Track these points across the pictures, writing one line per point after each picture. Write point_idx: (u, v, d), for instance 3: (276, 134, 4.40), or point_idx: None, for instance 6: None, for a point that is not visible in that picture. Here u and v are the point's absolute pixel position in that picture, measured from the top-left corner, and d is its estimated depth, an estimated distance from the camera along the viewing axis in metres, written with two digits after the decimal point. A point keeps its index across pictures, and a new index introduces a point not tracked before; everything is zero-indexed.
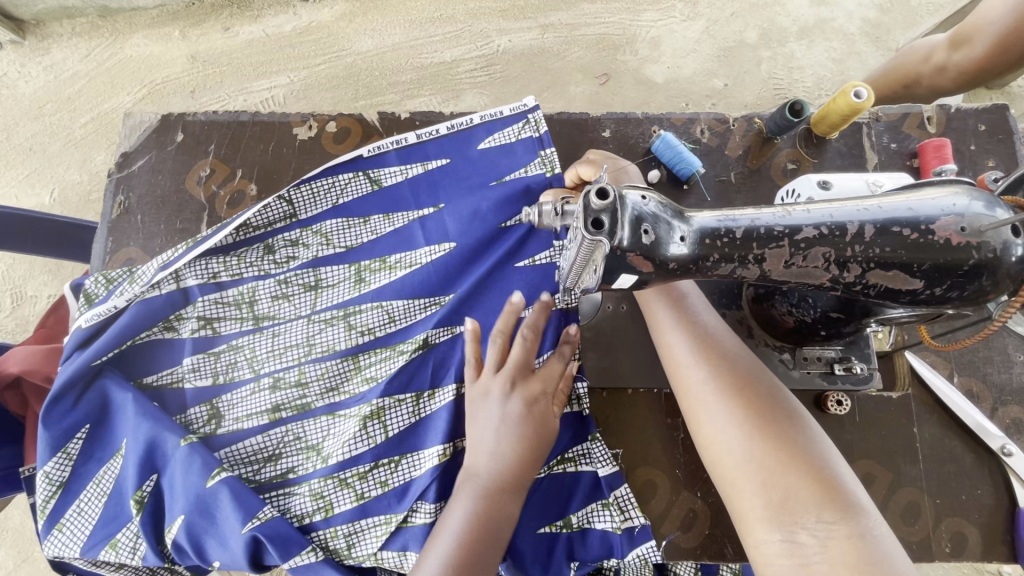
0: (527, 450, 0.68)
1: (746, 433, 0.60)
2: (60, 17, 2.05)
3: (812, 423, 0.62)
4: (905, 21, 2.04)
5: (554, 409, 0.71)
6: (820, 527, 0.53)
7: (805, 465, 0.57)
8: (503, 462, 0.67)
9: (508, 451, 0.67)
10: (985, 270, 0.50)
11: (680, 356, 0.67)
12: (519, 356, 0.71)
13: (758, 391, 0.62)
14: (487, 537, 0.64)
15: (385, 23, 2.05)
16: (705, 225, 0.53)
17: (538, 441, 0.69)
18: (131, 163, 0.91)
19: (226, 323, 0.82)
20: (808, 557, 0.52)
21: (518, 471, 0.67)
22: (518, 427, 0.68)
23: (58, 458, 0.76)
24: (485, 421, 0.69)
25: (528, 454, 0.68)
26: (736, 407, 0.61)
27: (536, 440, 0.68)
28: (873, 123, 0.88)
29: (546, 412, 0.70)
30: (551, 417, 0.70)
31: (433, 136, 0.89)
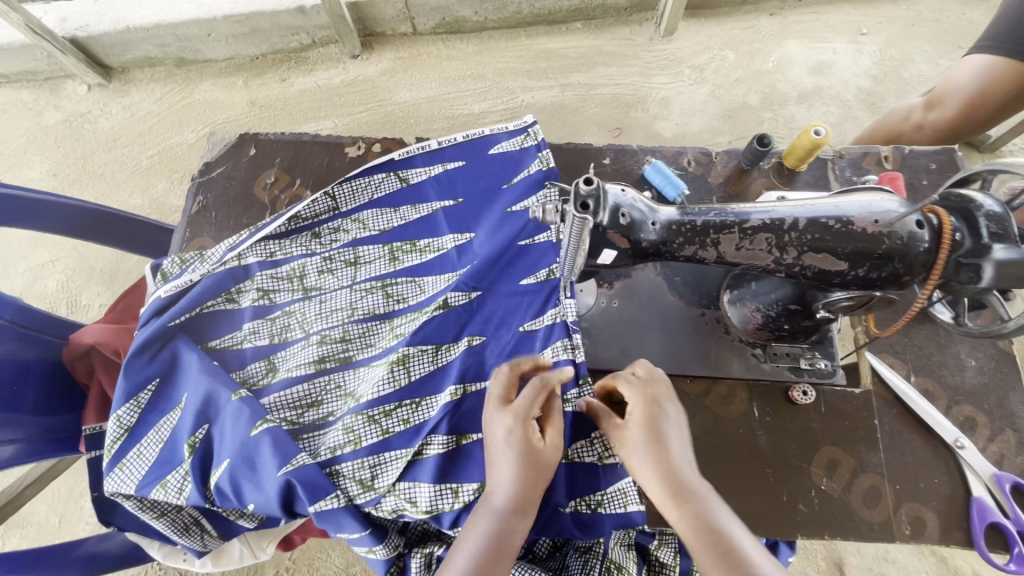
0: (529, 474, 0.70)
1: (666, 505, 0.64)
2: (143, 66, 2.39)
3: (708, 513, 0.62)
4: (897, 90, 2.24)
5: (536, 438, 0.72)
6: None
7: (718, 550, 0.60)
8: (512, 499, 0.70)
9: (518, 485, 0.70)
10: (896, 254, 0.62)
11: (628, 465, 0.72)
12: (499, 390, 0.76)
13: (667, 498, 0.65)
14: (496, 567, 0.66)
15: (422, 79, 2.32)
16: (672, 215, 0.67)
17: (537, 467, 0.71)
18: (211, 171, 1.09)
19: (281, 294, 0.97)
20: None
21: (509, 498, 0.70)
22: (499, 455, 0.71)
23: (130, 405, 0.89)
24: (494, 456, 0.72)
25: (538, 489, 0.71)
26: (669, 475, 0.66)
27: (538, 470, 0.71)
28: (836, 159, 1.03)
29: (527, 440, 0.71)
30: (549, 441, 0.73)
31: (453, 144, 1.06)
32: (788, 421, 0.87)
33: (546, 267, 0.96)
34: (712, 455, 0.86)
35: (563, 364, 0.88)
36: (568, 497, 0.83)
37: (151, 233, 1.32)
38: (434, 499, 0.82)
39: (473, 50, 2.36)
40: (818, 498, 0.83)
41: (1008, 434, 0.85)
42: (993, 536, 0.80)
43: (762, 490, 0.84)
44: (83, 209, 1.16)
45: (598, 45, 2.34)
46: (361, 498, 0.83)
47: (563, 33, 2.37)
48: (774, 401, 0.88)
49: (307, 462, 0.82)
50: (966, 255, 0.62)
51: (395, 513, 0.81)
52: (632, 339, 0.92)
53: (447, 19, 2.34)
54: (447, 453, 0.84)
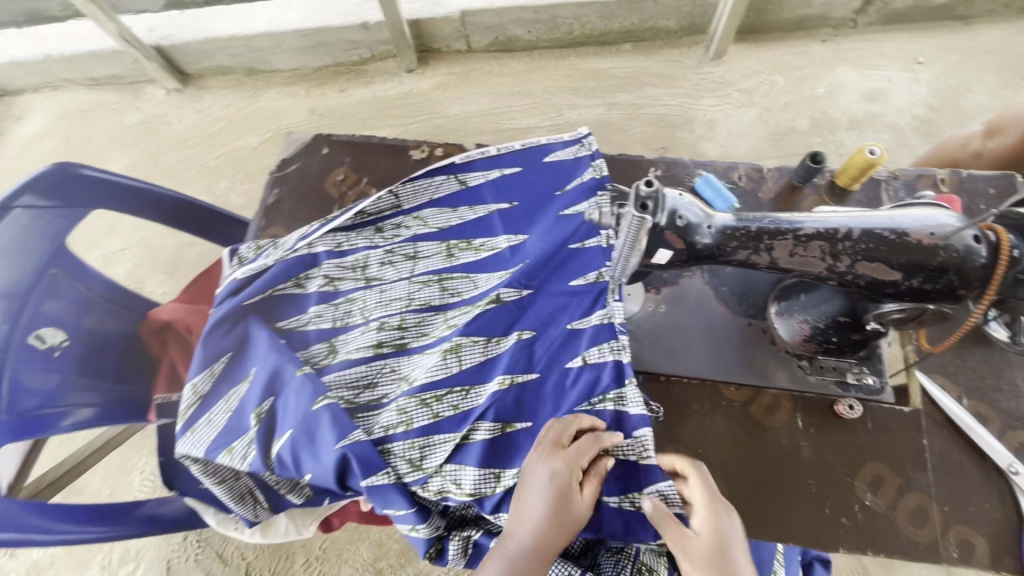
0: (553, 526, 0.76)
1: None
2: (216, 74, 2.58)
3: None
4: (954, 120, 2.20)
5: (576, 491, 0.78)
6: None
7: None
8: (532, 548, 0.76)
9: (542, 536, 0.76)
10: (952, 267, 0.64)
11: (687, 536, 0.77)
12: (553, 439, 0.81)
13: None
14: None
15: (473, 94, 2.42)
16: (728, 220, 0.70)
17: (562, 522, 0.77)
18: (288, 166, 1.19)
19: (345, 282, 1.04)
20: None
21: (537, 543, 0.76)
22: (538, 503, 0.77)
23: (205, 374, 0.97)
24: (528, 503, 0.78)
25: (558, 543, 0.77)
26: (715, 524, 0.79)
27: (562, 527, 0.77)
28: (890, 180, 1.03)
29: (568, 493, 0.78)
30: (579, 499, 0.78)
31: (511, 151, 1.12)
32: (834, 434, 0.87)
33: (596, 270, 0.99)
34: (754, 462, 0.86)
35: (607, 364, 0.90)
36: (616, 491, 0.84)
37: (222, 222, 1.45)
38: (478, 482, 0.86)
39: (523, 68, 2.45)
40: (862, 513, 0.82)
41: None
42: None
43: (804, 501, 0.83)
44: (166, 198, 1.31)
45: (647, 67, 2.39)
46: (410, 476, 0.87)
47: (613, 54, 2.44)
48: (819, 414, 0.88)
49: (362, 438, 0.87)
50: None
51: (440, 493, 0.86)
52: (677, 343, 0.94)
53: (500, 38, 2.44)
54: (491, 441, 0.88)
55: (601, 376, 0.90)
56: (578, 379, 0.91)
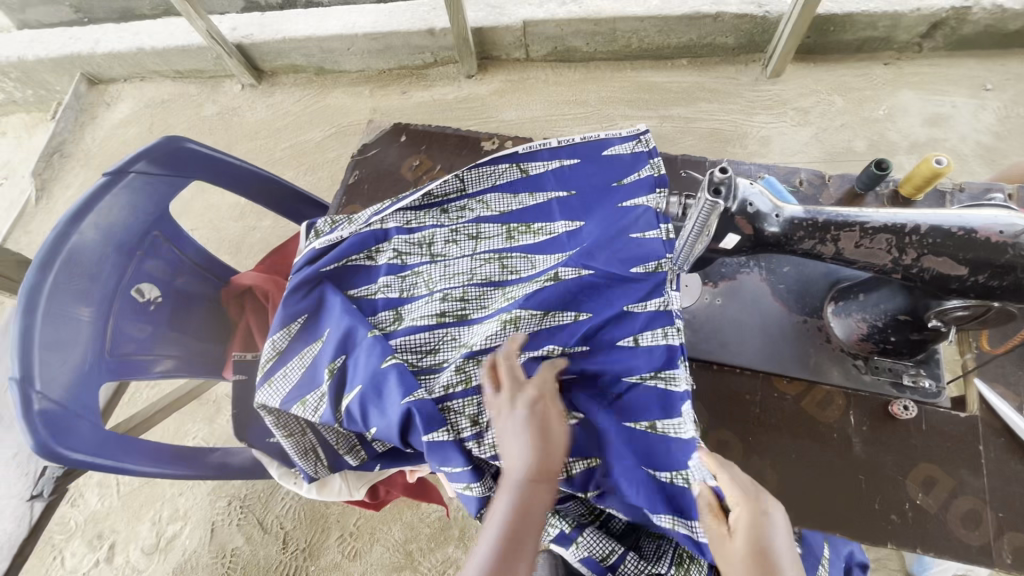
0: (542, 452, 0.82)
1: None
2: (289, 72, 2.76)
3: None
4: (1022, 148, 2.14)
5: (550, 413, 0.86)
6: None
7: None
8: (532, 472, 0.81)
9: (535, 462, 0.82)
10: (1020, 265, 0.66)
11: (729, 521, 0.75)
12: (510, 375, 0.89)
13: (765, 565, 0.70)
14: (525, 532, 0.78)
15: (528, 101, 2.51)
16: (797, 211, 0.74)
17: (546, 446, 0.83)
18: (368, 151, 1.29)
19: (412, 257, 1.12)
20: None
21: (538, 468, 0.82)
22: (523, 431, 0.83)
23: (284, 332, 1.06)
24: (511, 431, 0.84)
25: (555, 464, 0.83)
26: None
27: (546, 449, 0.83)
28: (956, 192, 1.04)
29: (545, 417, 0.85)
30: (550, 421, 0.85)
31: (571, 144, 1.19)
32: (886, 433, 0.88)
33: (654, 260, 1.03)
34: (804, 453, 0.88)
35: (662, 348, 0.95)
36: (652, 465, 0.89)
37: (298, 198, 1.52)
38: None
39: (579, 78, 2.53)
40: (912, 512, 0.83)
41: None
42: None
43: (853, 495, 0.85)
44: (251, 174, 1.40)
45: (702, 82, 2.43)
46: (468, 431, 0.94)
47: (668, 68, 2.49)
48: (872, 413, 0.90)
49: (425, 397, 0.94)
50: None
51: (493, 449, 0.94)
52: (732, 334, 0.97)
53: (559, 49, 2.52)
54: None
55: (653, 357, 0.95)
56: (630, 357, 0.96)
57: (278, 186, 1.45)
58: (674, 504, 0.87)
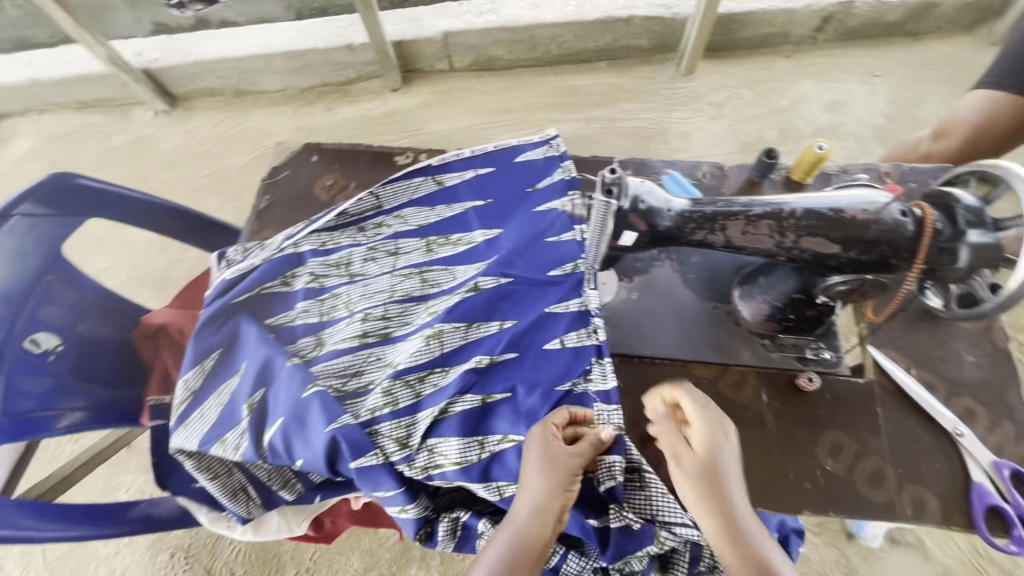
0: (550, 476, 0.76)
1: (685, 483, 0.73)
2: (204, 95, 2.64)
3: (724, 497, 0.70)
4: (911, 128, 2.34)
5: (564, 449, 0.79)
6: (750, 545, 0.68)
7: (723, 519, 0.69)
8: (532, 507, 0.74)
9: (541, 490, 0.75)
10: (883, 239, 0.71)
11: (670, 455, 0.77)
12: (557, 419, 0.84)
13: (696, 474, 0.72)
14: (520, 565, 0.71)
15: (456, 111, 2.51)
16: (686, 205, 0.78)
17: (557, 470, 0.77)
18: (278, 174, 1.25)
19: (330, 279, 1.09)
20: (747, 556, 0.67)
21: (541, 504, 0.75)
22: (537, 467, 0.77)
23: (196, 370, 1.00)
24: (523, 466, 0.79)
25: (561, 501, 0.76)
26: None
27: (557, 480, 0.76)
28: (840, 174, 1.13)
29: (557, 453, 0.78)
30: (567, 452, 0.79)
31: (484, 152, 1.19)
32: (795, 406, 0.93)
33: (571, 261, 1.06)
34: None
35: (586, 347, 0.97)
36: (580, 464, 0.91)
37: (211, 227, 1.46)
38: (462, 451, 0.91)
39: (504, 86, 2.56)
40: (823, 477, 0.88)
41: (1007, 425, 0.90)
42: (994, 522, 0.84)
43: (770, 469, 0.89)
44: (157, 207, 1.33)
45: (622, 83, 2.51)
46: (396, 454, 0.91)
47: (589, 71, 2.56)
48: (782, 387, 0.95)
49: (351, 422, 0.92)
50: (946, 241, 0.70)
51: (426, 471, 0.90)
52: (649, 326, 1.00)
53: (481, 57, 2.54)
54: (474, 408, 0.94)
55: (579, 358, 0.96)
56: (556, 359, 0.97)
57: (188, 216, 1.39)
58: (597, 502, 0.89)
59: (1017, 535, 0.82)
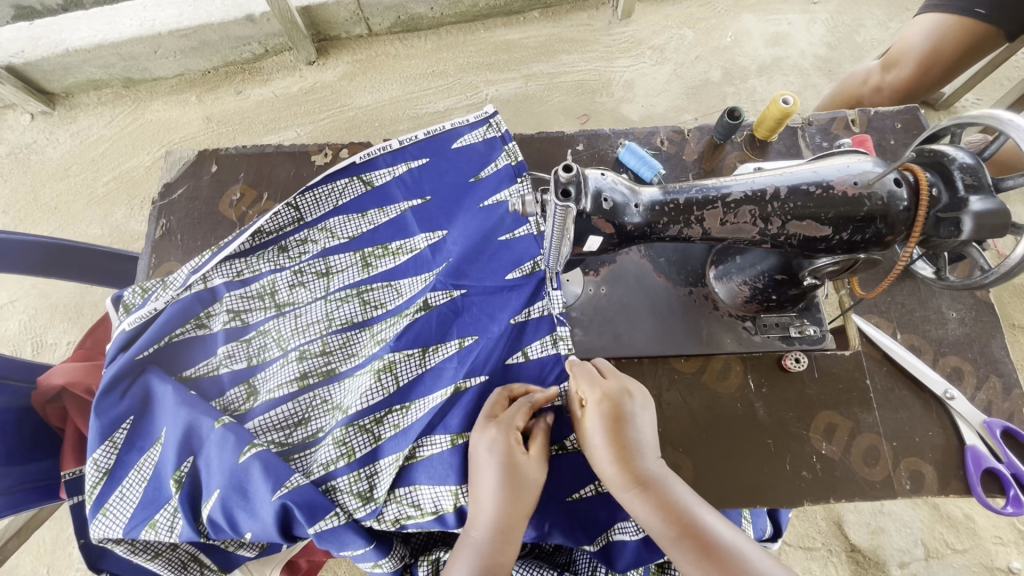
0: (510, 490, 0.71)
1: (628, 493, 0.65)
2: (88, 89, 2.28)
3: (679, 491, 0.64)
4: (852, 55, 2.28)
5: (523, 454, 0.73)
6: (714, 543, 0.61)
7: (682, 527, 0.61)
8: (495, 525, 0.70)
9: (500, 510, 0.70)
10: (878, 215, 0.63)
11: (615, 481, 0.66)
12: (512, 416, 0.75)
13: (648, 484, 0.64)
14: None
15: (383, 81, 2.27)
16: (654, 197, 0.67)
17: (519, 483, 0.71)
18: (172, 193, 1.05)
19: (253, 314, 0.93)
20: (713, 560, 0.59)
21: (506, 520, 0.70)
22: (495, 477, 0.71)
23: (105, 446, 0.84)
24: (478, 478, 0.73)
25: (523, 513, 0.71)
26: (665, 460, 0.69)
27: (518, 499, 0.71)
28: (806, 127, 1.04)
29: (515, 461, 0.72)
30: (525, 463, 0.72)
31: (414, 141, 1.03)
32: (785, 390, 0.88)
33: (529, 260, 0.94)
34: (712, 432, 0.86)
35: (555, 359, 0.87)
36: (572, 485, 0.83)
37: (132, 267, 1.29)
38: (437, 498, 0.81)
39: (432, 48, 2.32)
40: (820, 464, 0.84)
41: (993, 380, 0.87)
42: (989, 482, 0.82)
43: (765, 462, 0.84)
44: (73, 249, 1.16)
45: (558, 34, 2.32)
46: (360, 511, 0.80)
47: (521, 23, 2.35)
48: (768, 372, 0.89)
49: (302, 483, 0.79)
50: (944, 211, 0.62)
51: (398, 522, 0.80)
52: (623, 324, 0.91)
53: (402, 18, 2.28)
54: (446, 450, 0.82)
55: (549, 371, 0.87)
56: (525, 375, 0.87)
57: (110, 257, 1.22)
58: (593, 525, 0.82)
59: (1013, 495, 0.80)
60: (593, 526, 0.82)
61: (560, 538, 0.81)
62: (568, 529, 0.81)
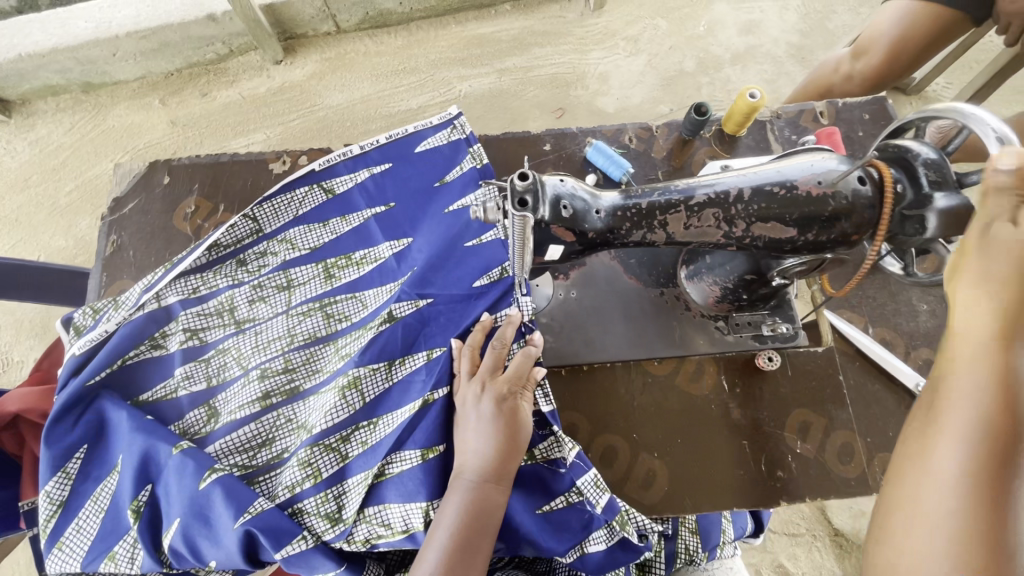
0: (507, 445, 0.75)
1: None
2: (45, 96, 2.19)
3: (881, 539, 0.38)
4: (824, 41, 2.27)
5: (521, 408, 0.78)
6: None
7: None
8: (485, 469, 0.74)
9: (493, 459, 0.74)
10: (843, 214, 0.62)
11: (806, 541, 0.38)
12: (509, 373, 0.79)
13: None
14: (478, 532, 0.72)
15: (353, 79, 2.21)
16: (615, 202, 0.65)
17: (514, 438, 0.76)
18: (123, 207, 1.01)
19: (211, 332, 0.89)
20: None
21: (497, 467, 0.74)
22: (491, 426, 0.76)
23: (58, 477, 0.80)
24: (473, 428, 0.77)
25: (511, 460, 0.75)
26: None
27: (510, 451, 0.75)
28: (774, 120, 1.02)
29: (512, 414, 0.77)
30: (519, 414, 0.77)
31: (376, 145, 1.00)
32: (758, 390, 0.87)
33: (498, 265, 0.92)
34: (687, 434, 0.85)
35: None
36: (543, 497, 0.81)
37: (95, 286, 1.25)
38: (406, 516, 0.78)
39: (403, 44, 2.27)
40: (795, 463, 0.83)
41: None
42: None
43: (742, 463, 0.83)
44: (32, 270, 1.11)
45: (531, 27, 2.28)
46: (329, 533, 0.78)
47: (493, 17, 2.30)
48: (742, 371, 0.88)
49: (266, 507, 0.76)
50: (909, 207, 0.61)
51: (369, 542, 0.77)
52: (595, 327, 0.89)
53: (371, 14, 2.23)
54: (415, 466, 0.80)
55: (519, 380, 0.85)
56: None
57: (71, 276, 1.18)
58: (567, 535, 0.79)
59: None
60: (567, 535, 0.80)
61: (534, 548, 0.80)
62: (540, 541, 0.80)
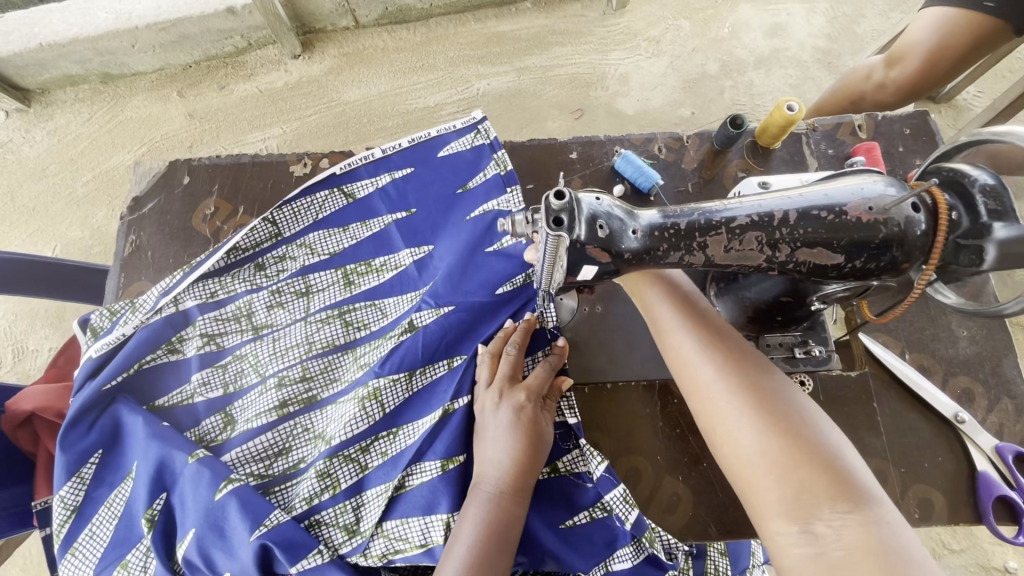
0: (525, 456, 0.73)
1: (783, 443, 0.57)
2: (64, 86, 2.19)
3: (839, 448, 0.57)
4: (852, 46, 2.22)
5: (542, 418, 0.76)
6: (835, 518, 0.53)
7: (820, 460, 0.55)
8: (504, 480, 0.72)
9: (512, 469, 0.72)
10: (894, 241, 0.59)
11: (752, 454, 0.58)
12: (529, 382, 0.78)
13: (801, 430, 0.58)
14: (498, 547, 0.68)
15: (370, 75, 2.19)
16: (653, 221, 0.62)
17: (533, 449, 0.74)
18: (142, 207, 1.00)
19: (229, 337, 0.88)
20: (825, 548, 0.52)
21: (517, 478, 0.72)
22: (509, 435, 0.74)
23: (73, 482, 0.79)
24: (492, 437, 0.74)
25: (531, 472, 0.73)
26: (765, 423, 0.58)
27: (530, 462, 0.73)
28: (810, 133, 0.99)
29: (531, 424, 0.75)
30: (539, 423, 0.76)
31: (398, 149, 0.98)
32: None
33: (521, 272, 0.90)
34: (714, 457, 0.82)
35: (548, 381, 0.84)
36: (567, 511, 0.79)
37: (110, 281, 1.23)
38: (425, 530, 0.77)
39: (421, 40, 2.24)
40: None
41: (1005, 402, 0.84)
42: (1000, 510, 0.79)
43: None
44: (47, 265, 1.10)
45: (551, 25, 2.24)
46: (346, 546, 0.76)
47: (513, 14, 2.27)
48: None
49: (283, 520, 0.75)
50: (964, 236, 0.58)
51: (385, 558, 0.75)
52: (620, 346, 0.87)
53: (390, 10, 2.20)
54: (435, 480, 0.79)
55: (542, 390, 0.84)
56: None
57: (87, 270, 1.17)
58: (590, 552, 0.77)
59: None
60: (590, 552, 0.77)
61: (555, 564, 0.77)
62: (563, 558, 0.77)
